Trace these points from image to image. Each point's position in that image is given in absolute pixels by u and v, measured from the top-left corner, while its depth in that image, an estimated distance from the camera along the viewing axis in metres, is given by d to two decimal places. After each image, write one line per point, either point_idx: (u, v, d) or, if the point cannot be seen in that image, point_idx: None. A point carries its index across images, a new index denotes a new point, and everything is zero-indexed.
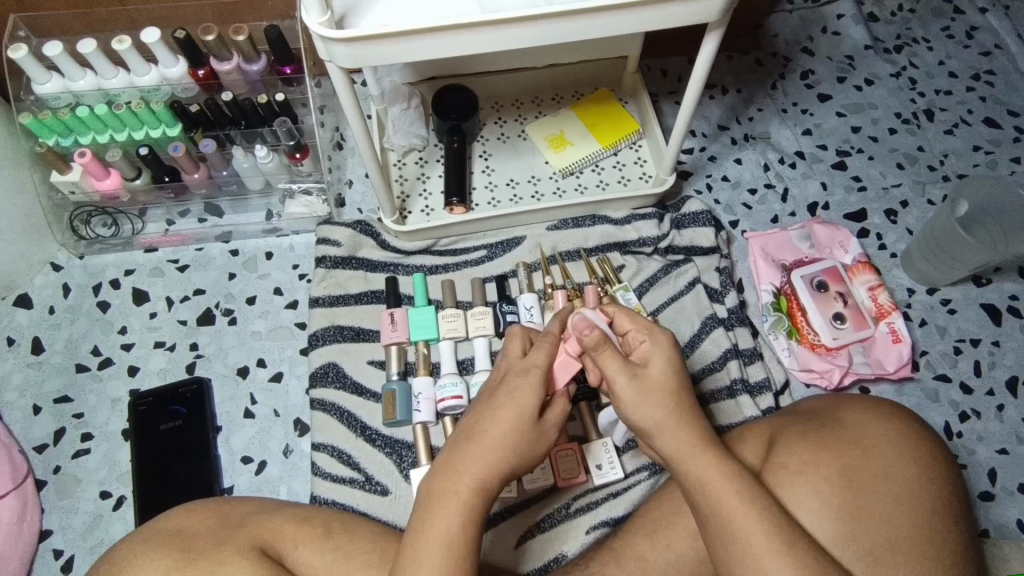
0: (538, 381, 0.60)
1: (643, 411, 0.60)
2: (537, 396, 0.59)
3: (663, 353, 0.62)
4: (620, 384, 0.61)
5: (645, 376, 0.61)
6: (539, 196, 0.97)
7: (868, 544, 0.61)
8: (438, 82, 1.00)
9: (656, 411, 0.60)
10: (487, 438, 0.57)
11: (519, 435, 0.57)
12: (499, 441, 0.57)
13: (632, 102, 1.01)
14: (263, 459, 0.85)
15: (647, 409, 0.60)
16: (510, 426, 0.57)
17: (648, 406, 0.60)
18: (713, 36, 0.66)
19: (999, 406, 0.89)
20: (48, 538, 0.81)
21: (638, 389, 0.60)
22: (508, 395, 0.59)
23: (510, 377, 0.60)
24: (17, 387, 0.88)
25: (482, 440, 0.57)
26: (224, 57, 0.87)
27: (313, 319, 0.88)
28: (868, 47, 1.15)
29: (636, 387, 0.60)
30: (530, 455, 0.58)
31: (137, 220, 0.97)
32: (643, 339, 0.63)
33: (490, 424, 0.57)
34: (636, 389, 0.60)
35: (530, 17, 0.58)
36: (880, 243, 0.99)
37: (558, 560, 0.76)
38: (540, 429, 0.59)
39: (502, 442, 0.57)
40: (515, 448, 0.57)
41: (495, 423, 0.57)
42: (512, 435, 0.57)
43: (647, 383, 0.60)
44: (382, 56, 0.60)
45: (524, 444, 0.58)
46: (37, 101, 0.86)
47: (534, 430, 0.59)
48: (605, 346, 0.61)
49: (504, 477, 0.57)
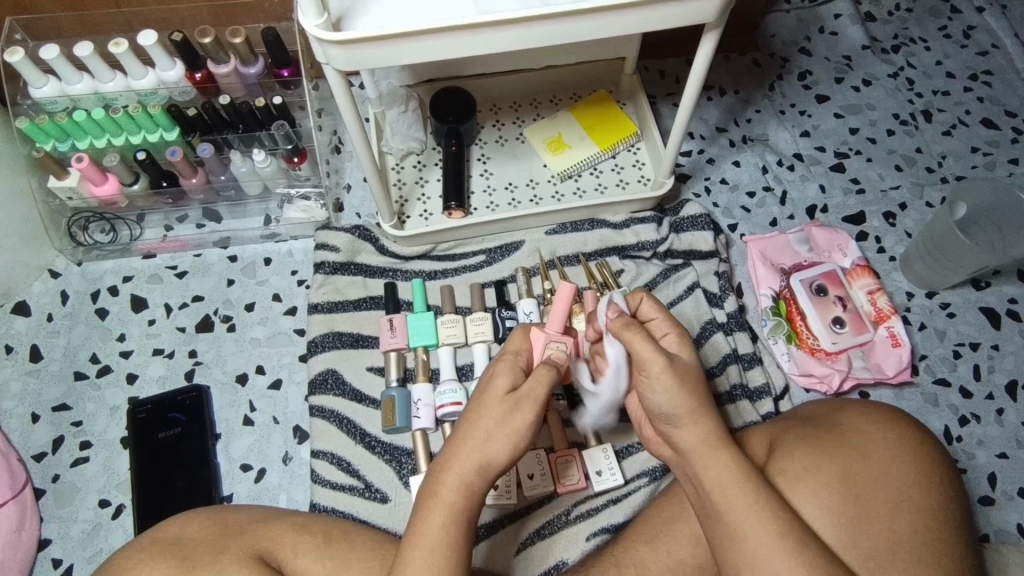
0: (518, 366, 0.59)
1: (671, 398, 0.58)
2: (513, 376, 0.58)
3: (688, 347, 0.62)
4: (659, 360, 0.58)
5: (678, 363, 0.59)
6: (538, 200, 0.97)
7: (870, 549, 0.61)
8: (436, 84, 0.99)
9: (687, 400, 0.58)
10: (478, 425, 0.56)
11: (502, 417, 0.56)
12: (488, 427, 0.56)
13: (630, 104, 1.02)
14: (262, 466, 0.85)
15: (679, 397, 0.58)
16: (498, 409, 0.56)
17: (675, 395, 0.58)
18: (711, 36, 0.66)
19: (998, 410, 0.89)
20: (47, 547, 0.80)
21: (674, 373, 0.58)
22: (494, 380, 0.58)
23: (495, 363, 0.60)
24: (16, 395, 0.88)
25: (474, 428, 0.56)
26: (222, 60, 0.86)
27: (311, 325, 0.88)
28: (865, 47, 1.14)
29: (673, 373, 0.58)
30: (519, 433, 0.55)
31: (135, 226, 0.96)
32: (667, 330, 0.63)
33: (479, 411, 0.56)
34: (674, 376, 0.58)
35: (522, 19, 0.58)
36: (879, 246, 0.99)
37: (559, 567, 0.76)
38: (523, 407, 0.56)
39: (493, 429, 0.56)
40: (504, 432, 0.55)
41: (482, 414, 0.56)
42: (501, 418, 0.56)
43: (682, 369, 0.59)
44: (377, 60, 0.60)
45: (511, 425, 0.56)
46: (34, 105, 0.86)
47: (521, 409, 0.56)
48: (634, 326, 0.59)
49: (497, 473, 0.57)
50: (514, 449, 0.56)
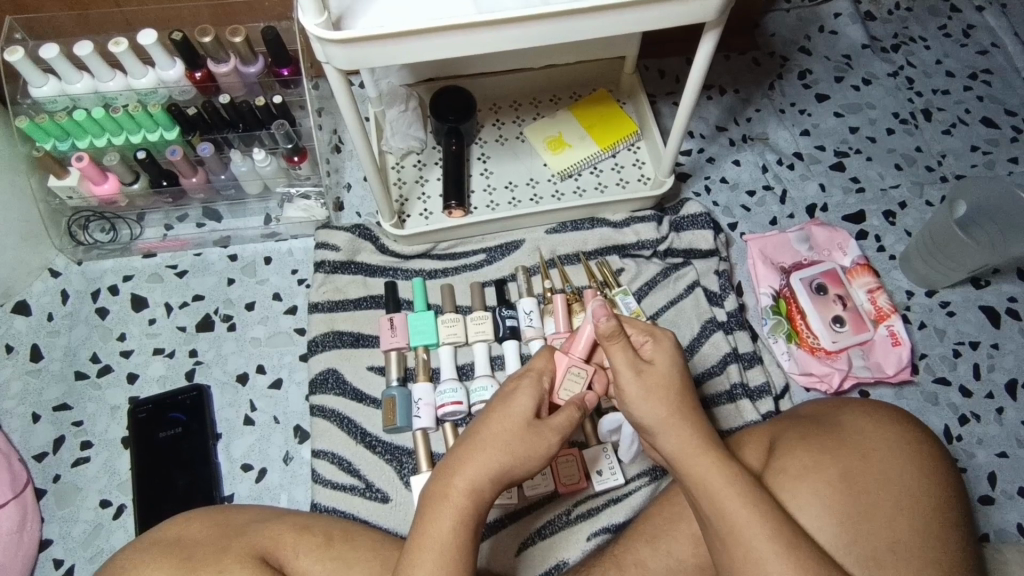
0: (530, 382, 0.61)
1: (646, 408, 0.60)
2: (536, 396, 0.60)
3: (665, 358, 0.62)
4: (623, 374, 0.60)
5: (643, 381, 0.60)
6: (538, 199, 0.97)
7: (869, 548, 0.61)
8: (436, 83, 0.99)
9: (656, 411, 0.60)
10: (495, 437, 0.57)
11: (520, 434, 0.57)
12: (505, 440, 0.57)
13: (629, 103, 1.02)
14: (263, 466, 0.85)
15: (649, 408, 0.60)
16: (507, 419, 0.58)
17: (651, 406, 0.60)
18: (711, 35, 0.66)
19: (998, 409, 0.89)
20: (48, 547, 0.81)
21: (641, 387, 0.60)
22: (508, 395, 0.60)
23: (513, 380, 0.62)
24: (16, 395, 0.88)
25: (488, 437, 0.57)
26: (222, 59, 0.86)
27: (311, 324, 0.88)
28: (865, 46, 1.14)
29: (639, 387, 0.60)
30: (541, 459, 0.57)
31: (135, 225, 0.96)
32: (643, 341, 0.63)
33: (496, 422, 0.58)
34: (638, 389, 0.60)
35: (523, 18, 0.58)
36: (879, 245, 0.99)
37: (560, 567, 0.76)
38: (548, 434, 0.58)
39: (494, 436, 0.57)
40: (524, 448, 0.57)
41: (484, 423, 0.58)
42: (506, 427, 0.57)
43: (650, 382, 0.60)
44: (378, 58, 0.60)
45: (530, 444, 0.57)
46: (35, 104, 0.86)
47: (544, 432, 0.58)
48: (618, 337, 0.60)
49: (501, 482, 0.57)
50: (528, 467, 0.57)
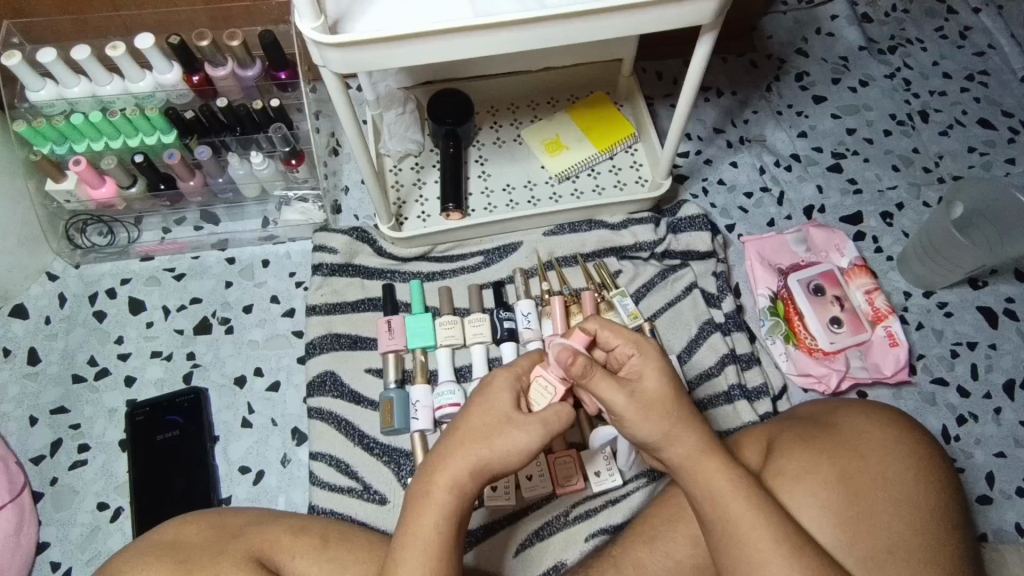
0: (509, 381, 0.60)
1: (645, 424, 0.58)
2: (513, 394, 0.59)
3: (659, 372, 0.60)
4: (618, 406, 0.58)
5: (641, 392, 0.59)
6: (535, 201, 0.97)
7: (869, 550, 0.61)
8: (434, 86, 0.99)
9: (657, 428, 0.58)
10: (477, 433, 0.56)
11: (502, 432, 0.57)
12: (488, 437, 0.56)
13: (627, 105, 1.02)
14: (260, 468, 0.85)
15: (650, 425, 0.58)
16: (493, 419, 0.57)
17: (650, 423, 0.59)
18: (707, 37, 0.66)
19: (996, 409, 0.89)
20: (45, 550, 0.80)
21: (639, 408, 0.58)
22: (494, 395, 0.59)
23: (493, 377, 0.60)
24: (13, 398, 0.88)
25: (469, 433, 0.56)
26: (219, 62, 0.87)
27: (309, 327, 0.88)
28: (862, 48, 1.15)
29: (636, 405, 0.58)
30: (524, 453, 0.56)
31: (133, 228, 0.96)
32: (630, 353, 0.61)
33: (476, 417, 0.57)
34: (637, 410, 0.58)
35: (518, 21, 0.58)
36: (876, 245, 0.99)
37: (558, 569, 0.76)
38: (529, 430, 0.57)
39: (478, 435, 0.56)
40: (508, 442, 0.56)
41: (466, 419, 0.57)
42: (492, 425, 0.57)
43: (647, 399, 0.59)
44: (374, 62, 0.60)
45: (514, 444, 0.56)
46: (32, 108, 0.86)
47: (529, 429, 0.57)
48: (594, 370, 0.58)
49: (485, 479, 0.57)
50: (512, 465, 0.57)
